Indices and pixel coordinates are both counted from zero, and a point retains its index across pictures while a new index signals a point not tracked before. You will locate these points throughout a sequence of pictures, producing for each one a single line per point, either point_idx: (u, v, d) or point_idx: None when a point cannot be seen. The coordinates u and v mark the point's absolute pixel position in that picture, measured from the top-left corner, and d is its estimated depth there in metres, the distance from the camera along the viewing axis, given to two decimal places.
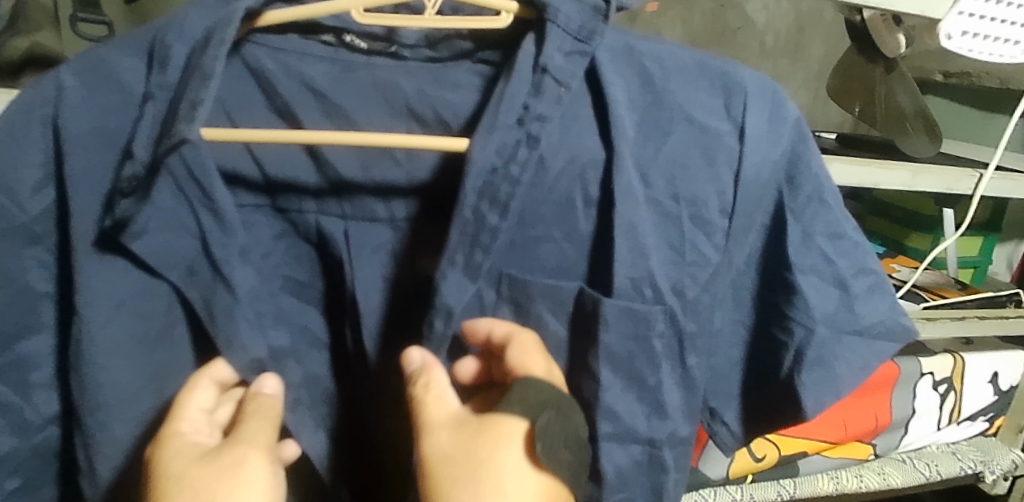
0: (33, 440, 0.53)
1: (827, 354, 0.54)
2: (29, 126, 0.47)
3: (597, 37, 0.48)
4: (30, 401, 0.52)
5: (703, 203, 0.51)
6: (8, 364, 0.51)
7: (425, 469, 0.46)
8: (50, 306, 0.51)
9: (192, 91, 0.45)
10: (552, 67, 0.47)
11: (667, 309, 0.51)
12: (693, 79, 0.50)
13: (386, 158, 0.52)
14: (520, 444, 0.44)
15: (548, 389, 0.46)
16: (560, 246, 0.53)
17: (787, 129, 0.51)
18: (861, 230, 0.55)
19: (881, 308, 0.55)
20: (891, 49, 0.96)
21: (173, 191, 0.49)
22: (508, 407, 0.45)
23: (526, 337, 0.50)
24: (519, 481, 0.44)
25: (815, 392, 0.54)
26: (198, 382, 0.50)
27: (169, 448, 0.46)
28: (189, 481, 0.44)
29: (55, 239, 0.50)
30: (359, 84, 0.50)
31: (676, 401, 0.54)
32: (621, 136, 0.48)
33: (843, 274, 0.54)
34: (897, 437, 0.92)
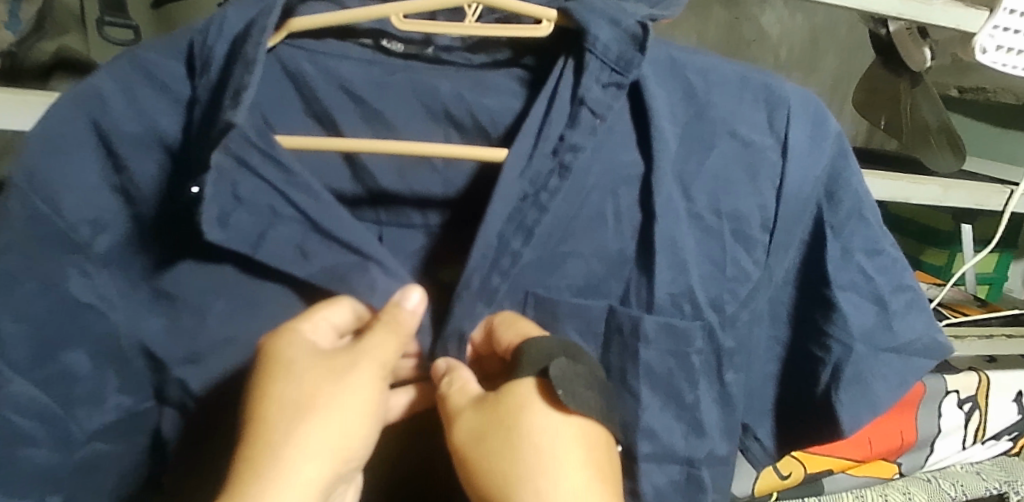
0: (75, 456, 0.49)
1: (865, 371, 0.53)
2: (70, 127, 0.46)
3: (634, 69, 0.46)
4: (76, 416, 0.49)
5: (745, 218, 0.50)
6: (51, 376, 0.48)
7: (460, 455, 0.44)
8: (95, 313, 0.48)
9: (236, 79, 0.44)
10: (590, 100, 0.46)
11: (706, 324, 0.51)
12: (737, 93, 0.50)
13: (424, 165, 0.52)
14: (542, 401, 0.42)
15: (554, 341, 0.44)
16: (588, 262, 0.51)
17: (829, 143, 0.51)
18: (898, 246, 0.54)
19: (918, 325, 0.54)
20: (917, 63, 0.93)
21: (251, 166, 0.46)
22: (517, 374, 0.43)
23: (502, 317, 0.48)
24: (554, 433, 0.41)
25: (853, 410, 0.53)
26: (341, 301, 0.48)
27: (284, 341, 0.45)
28: (302, 382, 0.43)
29: (100, 246, 0.48)
30: (399, 90, 0.49)
31: (714, 419, 0.54)
32: (662, 151, 0.48)
33: (881, 291, 0.53)
34: (924, 456, 0.91)
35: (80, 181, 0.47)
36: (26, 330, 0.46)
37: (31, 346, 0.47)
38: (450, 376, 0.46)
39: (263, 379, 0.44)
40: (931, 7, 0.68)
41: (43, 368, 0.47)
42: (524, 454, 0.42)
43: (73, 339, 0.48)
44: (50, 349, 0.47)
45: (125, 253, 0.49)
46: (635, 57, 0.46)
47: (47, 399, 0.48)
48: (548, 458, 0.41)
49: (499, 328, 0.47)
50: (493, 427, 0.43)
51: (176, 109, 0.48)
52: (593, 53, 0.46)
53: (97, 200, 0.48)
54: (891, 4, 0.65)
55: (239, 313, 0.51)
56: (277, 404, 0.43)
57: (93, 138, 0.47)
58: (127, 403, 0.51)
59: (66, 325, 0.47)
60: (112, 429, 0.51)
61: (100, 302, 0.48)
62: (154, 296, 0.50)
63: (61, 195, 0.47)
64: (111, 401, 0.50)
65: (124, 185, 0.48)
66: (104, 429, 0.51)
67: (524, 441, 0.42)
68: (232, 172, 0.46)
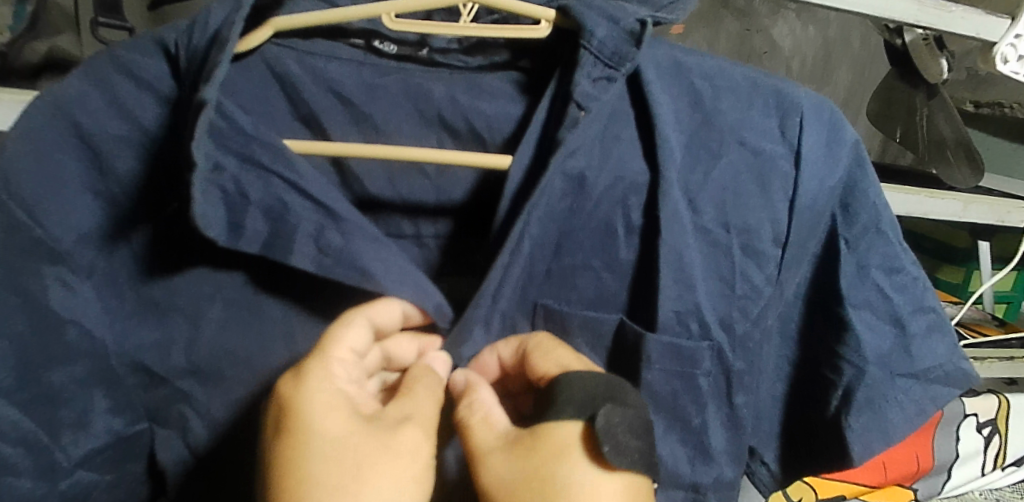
0: (61, 486, 0.46)
1: (878, 397, 0.49)
2: (47, 127, 0.44)
3: (628, 63, 0.43)
4: (59, 442, 0.46)
5: (754, 231, 0.48)
6: (40, 397, 0.45)
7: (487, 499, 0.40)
8: (76, 330, 0.45)
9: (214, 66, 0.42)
10: (579, 93, 0.43)
11: (714, 345, 0.48)
12: (747, 99, 0.47)
13: (415, 172, 0.50)
14: (581, 448, 0.39)
15: (598, 380, 0.41)
16: (599, 276, 0.50)
17: (845, 153, 0.48)
18: (920, 264, 0.51)
19: (939, 350, 0.50)
20: (933, 75, 0.90)
21: (234, 159, 0.44)
22: (558, 412, 0.40)
23: (537, 343, 0.46)
24: (596, 491, 0.38)
25: (865, 437, 0.49)
26: (356, 319, 0.44)
27: (309, 398, 0.40)
28: (342, 454, 0.39)
29: (80, 260, 0.45)
30: (391, 93, 0.48)
31: (721, 443, 0.51)
32: (668, 159, 0.45)
33: (899, 311, 0.49)
34: (940, 482, 0.87)
35: (60, 184, 0.45)
36: (6, 351, 0.43)
37: (11, 369, 0.43)
38: (469, 405, 0.44)
39: (294, 452, 0.39)
40: (949, 14, 0.65)
41: (24, 392, 0.44)
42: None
43: (57, 358, 0.45)
44: (31, 373, 0.44)
45: (111, 260, 0.47)
46: (632, 53, 0.43)
47: (30, 425, 0.45)
48: None
49: (536, 353, 0.46)
50: (529, 475, 0.39)
51: (162, 109, 0.46)
52: (588, 49, 0.43)
53: (78, 205, 0.45)
54: (907, 11, 0.63)
55: (235, 321, 0.49)
56: (318, 487, 0.38)
57: (72, 137, 0.45)
58: (118, 425, 0.48)
59: (46, 348, 0.45)
60: (104, 455, 0.48)
61: (80, 318, 0.46)
62: (137, 309, 0.48)
63: (38, 199, 0.44)
64: (100, 425, 0.47)
65: (105, 186, 0.46)
66: (93, 457, 0.47)
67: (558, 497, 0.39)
68: (235, 170, 0.43)
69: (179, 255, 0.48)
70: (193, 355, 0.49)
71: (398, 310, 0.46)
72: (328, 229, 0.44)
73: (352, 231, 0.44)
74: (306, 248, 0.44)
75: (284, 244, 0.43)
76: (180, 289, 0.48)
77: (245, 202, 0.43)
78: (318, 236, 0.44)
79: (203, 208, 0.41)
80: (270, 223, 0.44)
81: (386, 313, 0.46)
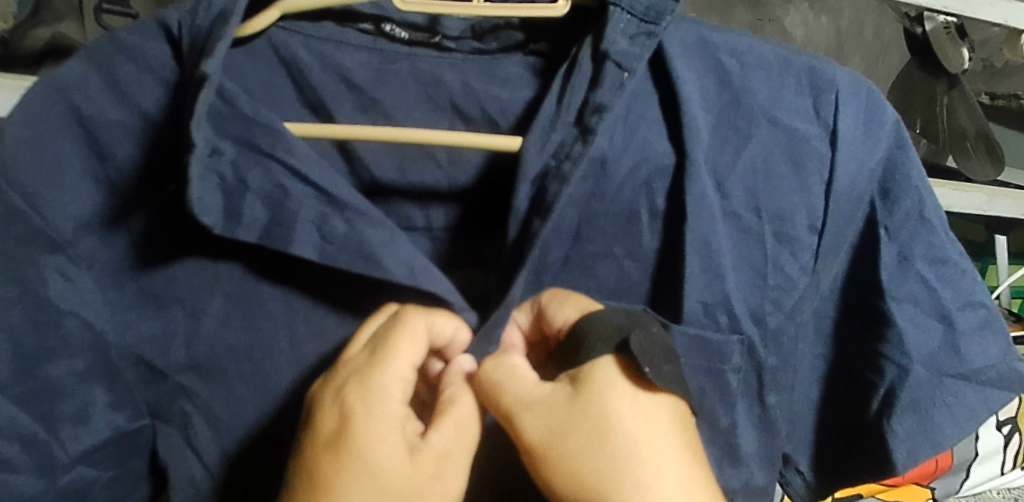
0: (59, 483, 0.45)
1: (924, 398, 0.47)
2: (48, 115, 0.43)
3: (667, 17, 0.42)
4: (58, 438, 0.45)
5: (789, 218, 0.46)
6: (38, 390, 0.43)
7: (537, 457, 0.38)
8: (76, 322, 0.44)
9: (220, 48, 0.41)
10: (617, 53, 0.42)
11: (746, 339, 0.47)
12: (779, 77, 0.45)
13: (427, 160, 0.48)
14: (625, 385, 0.38)
15: (619, 313, 0.40)
16: (621, 264, 0.48)
17: (885, 133, 0.47)
18: (967, 257, 0.49)
19: (992, 350, 0.48)
20: (954, 63, 0.87)
21: (235, 143, 0.42)
22: (594, 351, 0.39)
23: (552, 295, 0.44)
24: (647, 420, 0.38)
25: (909, 442, 0.47)
26: (416, 330, 0.41)
27: (376, 442, 0.38)
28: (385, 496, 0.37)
29: (85, 249, 0.44)
30: (400, 77, 0.46)
31: (752, 446, 0.49)
32: (694, 140, 0.44)
33: (947, 307, 0.48)
34: (959, 481, 0.85)
35: (61, 172, 0.43)
36: (4, 343, 0.42)
37: (7, 361, 0.42)
38: (496, 361, 0.41)
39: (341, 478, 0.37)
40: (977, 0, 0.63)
41: (22, 384, 0.43)
42: (632, 441, 0.37)
43: (55, 351, 0.44)
44: (30, 364, 0.43)
45: (111, 253, 0.45)
46: (667, 5, 0.42)
47: (28, 420, 0.43)
48: (660, 447, 0.37)
49: (550, 306, 0.43)
50: (581, 420, 0.38)
51: (165, 92, 0.44)
52: (619, 5, 0.42)
53: (76, 195, 0.44)
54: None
55: (242, 308, 0.47)
56: None
57: (73, 126, 0.43)
58: (119, 420, 0.47)
59: (45, 338, 0.43)
60: (100, 453, 0.46)
61: (80, 310, 0.44)
62: (137, 299, 0.46)
63: (40, 187, 0.43)
64: (100, 422, 0.46)
65: (108, 174, 0.44)
66: (93, 452, 0.46)
67: (616, 439, 0.37)
68: (231, 155, 0.42)
69: (181, 243, 0.46)
70: (189, 351, 0.47)
71: (456, 322, 0.43)
72: (330, 214, 0.42)
73: (362, 220, 0.42)
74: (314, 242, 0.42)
75: (294, 227, 0.42)
76: (183, 274, 0.46)
77: (242, 188, 0.42)
78: (320, 223, 0.42)
79: (200, 195, 0.40)
80: (271, 211, 0.42)
81: (446, 328, 0.43)
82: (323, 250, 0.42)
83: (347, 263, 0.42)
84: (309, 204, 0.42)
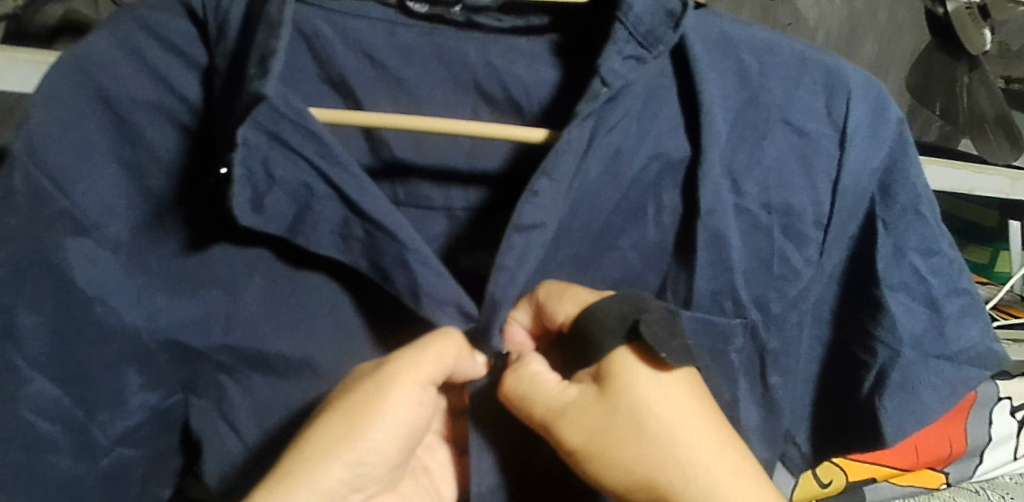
0: (99, 464, 0.44)
1: (913, 377, 0.47)
2: (73, 94, 0.42)
3: (661, 45, 0.42)
4: (96, 420, 0.44)
5: (797, 213, 0.46)
6: (70, 377, 0.43)
7: (579, 459, 0.39)
8: (104, 308, 0.43)
9: (259, 44, 0.40)
10: (608, 70, 0.41)
11: (747, 322, 0.47)
12: (795, 76, 0.44)
13: (449, 139, 0.48)
14: (647, 369, 0.38)
15: (618, 299, 0.40)
16: (625, 256, 0.48)
17: (889, 132, 0.46)
18: (954, 246, 0.49)
19: (972, 333, 0.48)
20: (976, 45, 0.85)
21: (253, 123, 0.40)
22: (607, 344, 0.39)
23: (548, 291, 0.43)
24: (671, 401, 0.38)
25: (897, 418, 0.47)
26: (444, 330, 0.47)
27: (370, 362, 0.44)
28: (347, 385, 0.42)
29: (119, 229, 0.43)
30: (422, 56, 0.46)
31: (756, 424, 0.49)
32: (713, 141, 0.43)
33: (935, 294, 0.47)
34: (973, 465, 0.85)
35: (84, 153, 0.42)
36: (41, 331, 0.41)
37: (47, 343, 0.42)
38: (518, 374, 0.41)
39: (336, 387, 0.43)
40: None
41: (58, 369, 0.42)
42: (666, 423, 0.38)
43: (89, 338, 0.43)
44: (65, 349, 0.42)
45: (136, 234, 0.44)
46: (666, 34, 0.42)
47: (69, 402, 0.43)
48: (693, 427, 0.38)
49: (549, 301, 0.42)
50: (614, 417, 0.38)
51: (195, 76, 0.44)
52: (621, 23, 0.42)
53: (100, 170, 0.43)
54: None
55: (275, 291, 0.47)
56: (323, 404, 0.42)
57: (95, 103, 0.42)
58: (153, 400, 0.46)
59: (76, 324, 0.42)
60: (141, 433, 0.46)
61: (108, 296, 0.43)
62: (166, 283, 0.45)
63: (68, 170, 0.42)
64: (136, 402, 0.45)
65: (130, 156, 0.44)
66: (130, 434, 0.46)
67: (652, 426, 0.38)
68: (263, 147, 0.41)
69: (209, 227, 0.46)
70: (199, 341, 0.46)
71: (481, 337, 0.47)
72: (353, 221, 0.41)
73: (379, 230, 0.41)
74: (337, 229, 0.42)
75: (315, 227, 0.42)
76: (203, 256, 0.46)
77: (270, 183, 0.41)
78: (343, 228, 0.42)
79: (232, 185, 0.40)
80: (297, 207, 0.42)
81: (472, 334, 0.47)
82: (345, 247, 0.42)
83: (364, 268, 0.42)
84: (331, 208, 0.41)
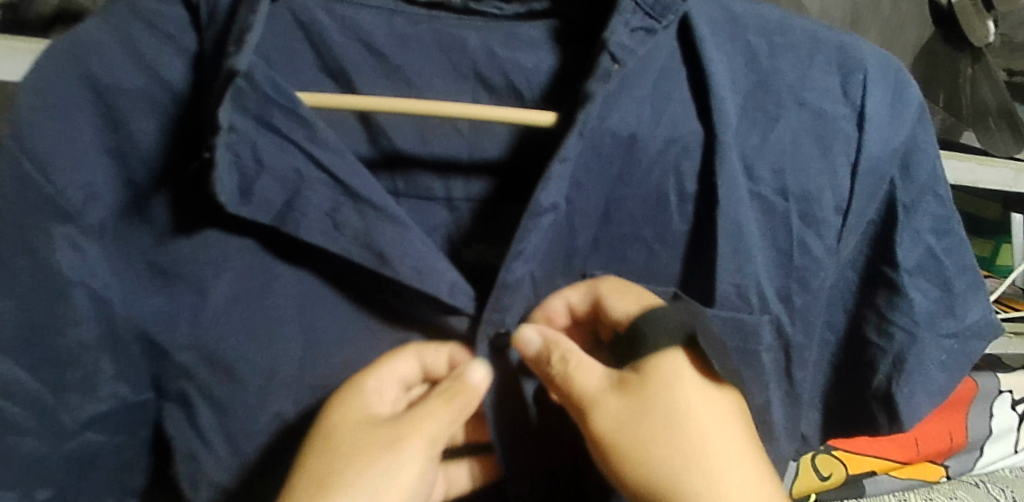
0: (65, 447, 0.43)
1: (927, 357, 0.47)
2: (59, 78, 0.41)
3: (670, 15, 0.43)
4: (64, 403, 0.43)
5: (815, 199, 0.45)
6: (45, 360, 0.42)
7: (608, 450, 0.41)
8: (83, 292, 0.42)
9: (238, 24, 0.41)
10: (616, 44, 0.41)
11: (774, 318, 0.46)
12: (809, 57, 0.45)
13: (450, 127, 0.48)
14: (687, 374, 0.42)
15: (678, 306, 0.43)
16: (651, 248, 0.46)
17: (909, 112, 0.46)
18: (965, 227, 0.49)
19: (979, 308, 0.49)
20: (978, 37, 0.84)
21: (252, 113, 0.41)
22: (659, 344, 0.42)
23: (611, 285, 0.44)
24: (705, 407, 0.42)
25: (911, 399, 0.47)
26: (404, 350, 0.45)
27: (353, 410, 0.43)
28: (337, 452, 0.41)
29: (97, 216, 0.42)
30: (423, 44, 0.45)
31: (780, 421, 0.48)
32: (725, 123, 0.43)
33: (949, 275, 0.47)
34: (973, 459, 0.85)
35: (70, 138, 0.41)
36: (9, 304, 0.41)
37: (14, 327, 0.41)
38: (562, 360, 0.41)
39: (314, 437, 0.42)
40: None
41: (31, 354, 0.42)
42: (699, 427, 0.41)
43: (65, 320, 0.42)
44: (38, 331, 0.42)
45: (121, 222, 0.44)
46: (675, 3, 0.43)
47: (36, 384, 0.42)
48: (724, 429, 0.42)
49: (608, 295, 0.43)
50: (649, 413, 0.41)
51: (186, 63, 0.44)
52: None
53: (87, 157, 0.42)
54: None
55: (263, 277, 0.45)
56: (321, 461, 0.41)
57: (83, 89, 0.42)
58: (124, 391, 0.45)
59: (52, 307, 0.41)
60: (110, 421, 0.45)
61: (90, 280, 0.42)
62: (152, 270, 0.45)
63: (50, 152, 0.41)
64: (107, 391, 0.44)
65: (119, 142, 0.43)
66: (98, 421, 0.44)
67: (686, 425, 0.41)
68: (252, 136, 0.41)
69: (196, 213, 0.45)
70: (184, 333, 0.45)
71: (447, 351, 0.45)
72: (344, 205, 0.42)
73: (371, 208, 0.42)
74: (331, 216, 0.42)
75: (309, 211, 0.41)
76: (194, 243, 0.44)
77: (258, 168, 0.41)
78: (332, 214, 0.42)
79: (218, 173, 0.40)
80: (286, 193, 0.41)
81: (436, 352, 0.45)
82: (333, 240, 0.41)
83: (358, 257, 0.41)
84: (323, 192, 0.42)
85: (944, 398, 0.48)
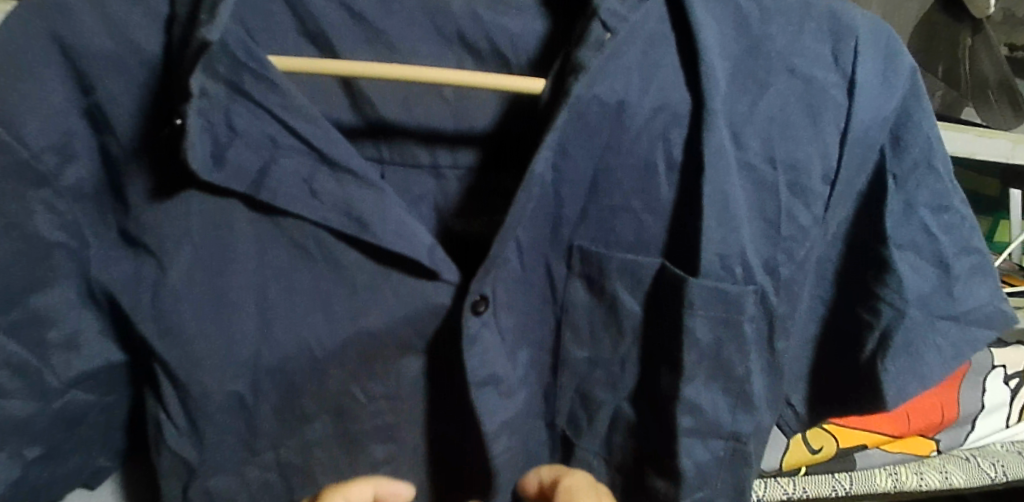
0: (53, 406, 0.44)
1: (917, 339, 0.45)
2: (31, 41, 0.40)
3: None
4: (47, 363, 0.44)
5: (803, 168, 0.44)
6: (24, 320, 0.43)
7: None
8: (63, 254, 0.43)
9: None
10: (605, 13, 0.41)
11: (758, 288, 0.45)
12: (798, 23, 0.44)
13: (433, 95, 0.47)
14: None
15: None
16: (639, 217, 0.46)
17: (902, 80, 0.45)
18: (968, 204, 0.47)
19: (982, 292, 0.47)
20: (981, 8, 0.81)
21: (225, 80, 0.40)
22: None
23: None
24: None
25: (901, 382, 0.45)
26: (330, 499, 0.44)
27: None
28: None
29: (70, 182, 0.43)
30: (405, 7, 0.44)
31: (760, 390, 0.47)
32: (713, 89, 0.42)
33: (945, 253, 0.46)
34: (964, 433, 0.85)
35: (44, 104, 0.41)
36: None
37: None
38: None
39: None
40: None
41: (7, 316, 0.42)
42: None
43: (44, 282, 0.43)
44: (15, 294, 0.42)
45: (98, 188, 0.44)
46: None
47: (14, 347, 0.42)
48: None
49: None
50: None
51: (160, 28, 0.42)
52: None
53: (63, 123, 0.42)
54: None
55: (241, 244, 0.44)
56: None
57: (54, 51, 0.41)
58: (112, 350, 0.47)
59: (30, 272, 0.42)
60: (97, 378, 0.47)
61: (68, 241, 0.43)
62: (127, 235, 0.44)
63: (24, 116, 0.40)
64: (92, 349, 0.46)
65: (93, 110, 0.42)
66: (85, 378, 0.46)
67: None
68: (223, 101, 0.41)
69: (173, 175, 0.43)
70: (158, 301, 0.44)
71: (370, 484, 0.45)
72: (320, 171, 0.42)
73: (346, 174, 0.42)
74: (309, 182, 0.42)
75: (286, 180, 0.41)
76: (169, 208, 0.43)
77: (231, 135, 0.41)
78: (309, 179, 0.42)
79: (192, 140, 0.39)
80: (261, 162, 0.41)
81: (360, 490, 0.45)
82: (315, 207, 0.42)
83: (338, 224, 0.42)
84: (298, 160, 0.42)
85: (937, 384, 0.46)
